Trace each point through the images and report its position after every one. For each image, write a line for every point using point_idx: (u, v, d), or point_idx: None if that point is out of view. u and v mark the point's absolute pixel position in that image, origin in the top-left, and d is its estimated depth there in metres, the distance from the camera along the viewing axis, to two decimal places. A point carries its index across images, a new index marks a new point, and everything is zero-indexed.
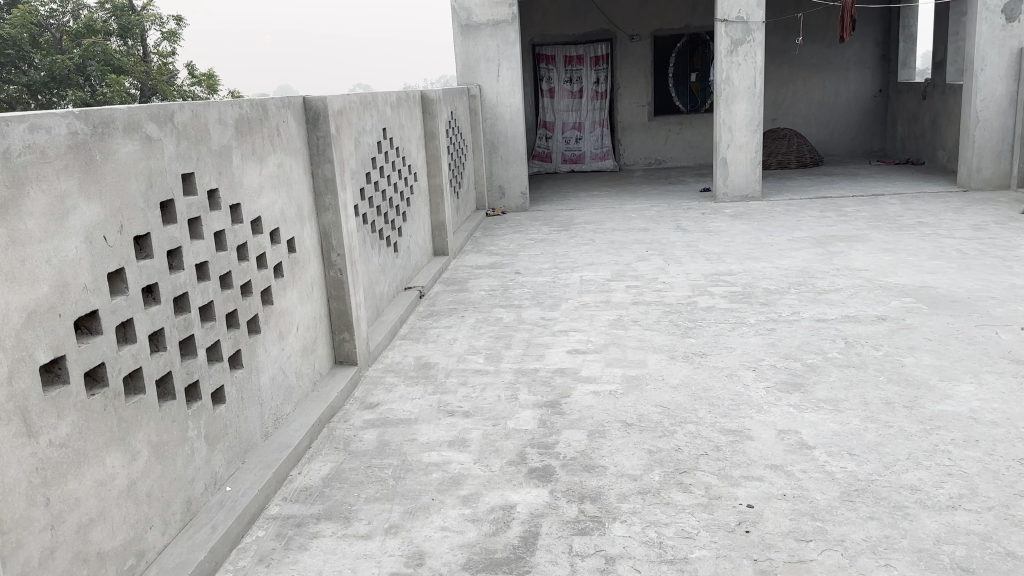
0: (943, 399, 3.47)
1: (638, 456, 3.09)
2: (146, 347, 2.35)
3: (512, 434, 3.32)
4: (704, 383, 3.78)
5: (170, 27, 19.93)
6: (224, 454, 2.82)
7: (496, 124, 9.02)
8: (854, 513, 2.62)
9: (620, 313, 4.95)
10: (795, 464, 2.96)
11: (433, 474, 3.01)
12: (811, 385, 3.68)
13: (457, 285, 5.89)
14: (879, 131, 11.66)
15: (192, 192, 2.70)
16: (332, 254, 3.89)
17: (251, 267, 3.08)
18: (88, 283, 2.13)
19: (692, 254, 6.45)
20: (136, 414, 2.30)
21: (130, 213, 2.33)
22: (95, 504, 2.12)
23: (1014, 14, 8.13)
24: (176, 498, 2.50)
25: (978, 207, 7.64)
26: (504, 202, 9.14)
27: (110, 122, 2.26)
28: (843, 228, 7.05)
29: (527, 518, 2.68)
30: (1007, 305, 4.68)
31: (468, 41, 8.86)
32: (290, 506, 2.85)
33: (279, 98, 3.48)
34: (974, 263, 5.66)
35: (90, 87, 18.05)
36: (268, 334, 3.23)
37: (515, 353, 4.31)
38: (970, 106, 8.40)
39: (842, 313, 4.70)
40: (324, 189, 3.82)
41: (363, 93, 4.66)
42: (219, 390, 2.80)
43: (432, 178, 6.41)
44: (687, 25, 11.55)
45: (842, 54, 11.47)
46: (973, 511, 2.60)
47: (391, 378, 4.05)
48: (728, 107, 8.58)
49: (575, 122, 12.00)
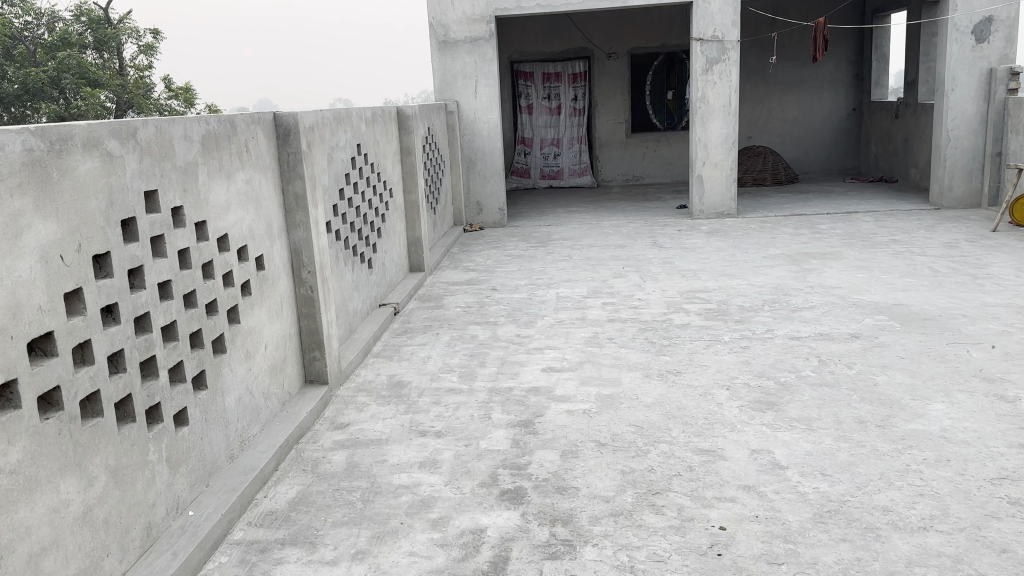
0: (914, 418, 3.47)
1: (611, 476, 3.05)
2: (105, 369, 2.29)
3: (484, 454, 3.28)
4: (678, 402, 3.75)
5: (147, 40, 19.82)
6: (187, 477, 2.75)
7: (474, 140, 9.01)
8: (826, 535, 2.60)
9: (596, 330, 4.93)
10: (768, 485, 2.94)
11: (402, 497, 2.96)
12: (784, 404, 3.67)
13: (433, 301, 5.84)
14: (853, 149, 11.79)
15: (156, 210, 2.65)
16: (303, 271, 3.85)
17: (217, 286, 3.02)
18: (43, 304, 2.07)
19: (668, 271, 6.45)
20: (93, 438, 2.24)
21: (90, 232, 2.27)
22: (48, 532, 2.05)
23: (984, 35, 8.26)
24: (135, 524, 2.43)
25: (951, 225, 7.72)
26: (482, 218, 9.13)
27: (69, 138, 2.21)
28: (816, 246, 7.09)
29: (496, 542, 2.64)
30: (979, 323, 4.72)
31: (446, 57, 8.85)
32: (255, 531, 2.79)
33: (248, 114, 3.43)
34: (946, 281, 5.70)
35: (65, 100, 17.85)
36: (235, 354, 3.17)
37: (489, 372, 4.27)
38: (942, 125, 8.51)
39: (816, 331, 4.71)
40: (294, 206, 3.77)
41: (336, 109, 4.62)
42: (182, 412, 2.74)
43: (409, 194, 6.38)
44: (663, 44, 11.63)
45: (816, 74, 11.60)
46: (945, 532, 2.59)
47: (362, 398, 3.99)
48: (704, 125, 8.64)
49: (553, 138, 12.03)
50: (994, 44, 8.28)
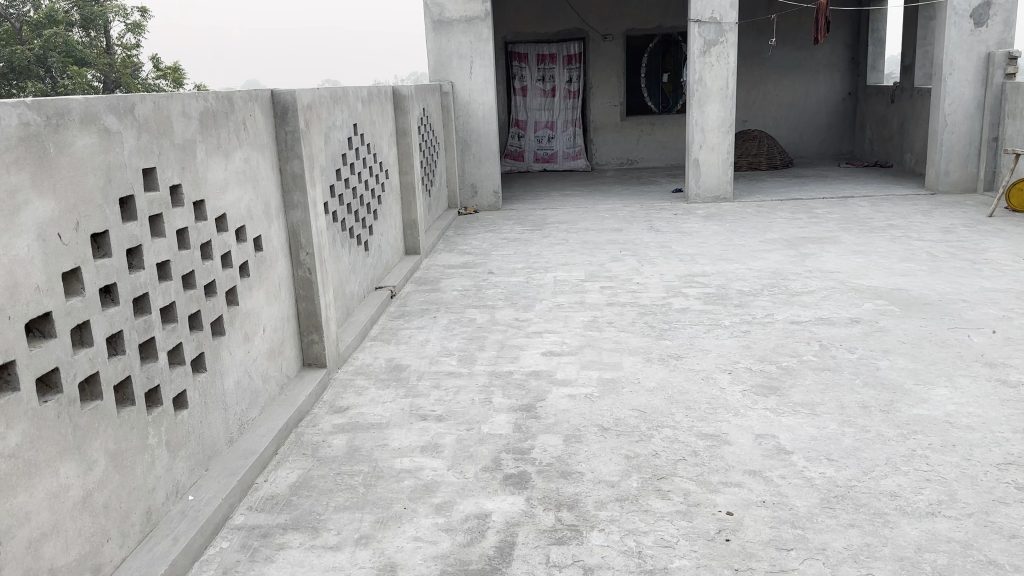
0: (918, 403, 3.45)
1: (615, 461, 3.02)
2: (104, 351, 2.23)
3: (487, 439, 3.24)
4: (680, 387, 3.72)
5: (135, 19, 19.55)
6: (187, 460, 2.70)
7: (469, 122, 8.92)
8: (834, 520, 2.58)
9: (595, 314, 4.89)
10: (774, 470, 2.92)
11: (405, 481, 2.92)
12: (787, 389, 3.65)
13: (429, 284, 5.79)
14: (848, 133, 11.77)
15: (154, 187, 2.58)
16: (301, 252, 3.79)
17: (215, 266, 2.96)
18: (40, 284, 2.01)
19: (665, 255, 6.41)
20: (92, 421, 2.19)
21: (88, 209, 2.21)
22: (47, 518, 2.00)
23: (982, 19, 8.23)
24: (135, 508, 2.39)
25: (947, 210, 7.71)
26: (476, 200, 9.06)
27: (66, 112, 2.14)
28: (814, 230, 7.07)
29: (502, 527, 2.60)
30: (979, 308, 4.71)
31: (440, 37, 8.75)
32: (256, 515, 2.74)
33: (246, 91, 3.35)
34: (944, 266, 5.69)
35: (51, 78, 17.56)
36: (233, 336, 3.11)
37: (489, 355, 4.23)
38: (939, 110, 8.48)
39: (816, 315, 4.69)
40: (292, 186, 3.70)
41: (333, 88, 4.54)
42: (181, 394, 2.69)
43: (405, 176, 6.29)
44: (659, 26, 11.55)
45: (812, 57, 11.55)
46: (953, 517, 2.57)
47: (361, 381, 3.95)
48: (701, 108, 8.58)
49: (547, 121, 11.96)
50: (992, 29, 8.25)
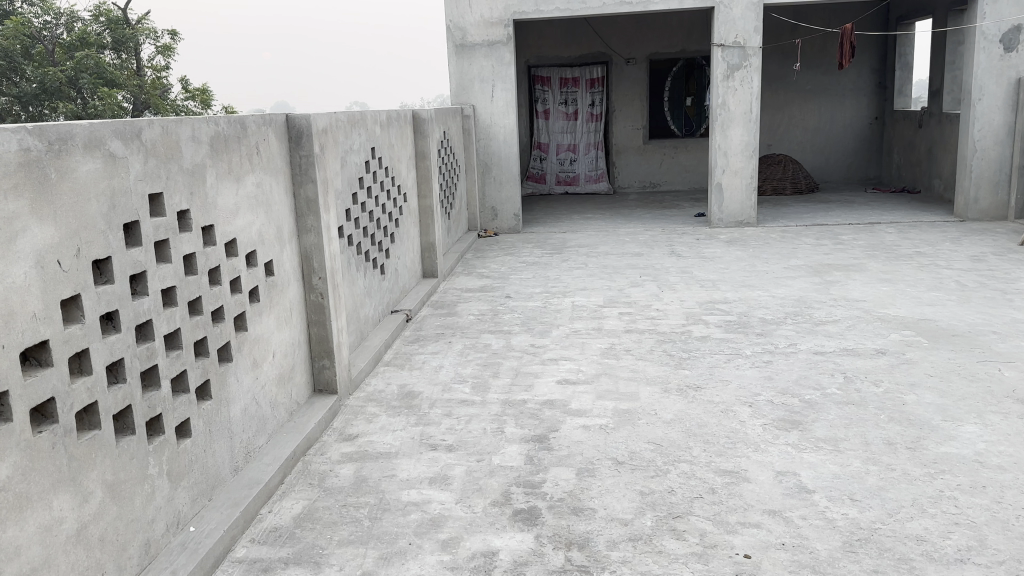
0: (945, 440, 3.32)
1: (629, 498, 2.92)
2: (103, 380, 2.19)
3: (497, 471, 3.16)
4: (698, 419, 3.62)
5: (165, 41, 19.86)
6: (188, 490, 2.65)
7: (490, 146, 8.91)
8: (857, 566, 2.47)
9: (613, 341, 4.80)
10: (794, 510, 2.80)
11: (411, 515, 2.85)
12: (810, 423, 3.53)
13: (446, 308, 5.73)
14: (876, 158, 11.61)
15: (160, 213, 2.55)
16: (314, 277, 3.75)
17: (224, 292, 2.92)
18: (37, 311, 1.97)
19: (686, 281, 6.31)
20: (89, 451, 2.14)
21: (89, 236, 2.17)
22: (38, 552, 1.95)
23: (1012, 44, 8.08)
24: (132, 541, 2.33)
25: (977, 237, 7.54)
26: (497, 222, 9.02)
27: (69, 137, 2.11)
28: (840, 257, 6.94)
29: (510, 567, 2.52)
30: (1010, 340, 4.56)
31: (462, 61, 8.74)
32: (258, 548, 2.68)
33: (259, 114, 3.33)
34: (974, 296, 5.54)
35: (83, 99, 17.91)
36: (241, 363, 3.07)
37: (503, 383, 4.15)
38: (968, 135, 8.34)
39: (841, 346, 4.56)
40: (306, 210, 3.66)
41: (351, 111, 4.52)
42: (185, 422, 2.64)
43: (423, 199, 6.26)
44: (683, 50, 11.49)
45: (838, 82, 11.44)
46: (984, 565, 2.44)
47: (372, 408, 3.88)
48: (724, 132, 8.50)
49: (569, 144, 11.92)
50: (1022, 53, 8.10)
